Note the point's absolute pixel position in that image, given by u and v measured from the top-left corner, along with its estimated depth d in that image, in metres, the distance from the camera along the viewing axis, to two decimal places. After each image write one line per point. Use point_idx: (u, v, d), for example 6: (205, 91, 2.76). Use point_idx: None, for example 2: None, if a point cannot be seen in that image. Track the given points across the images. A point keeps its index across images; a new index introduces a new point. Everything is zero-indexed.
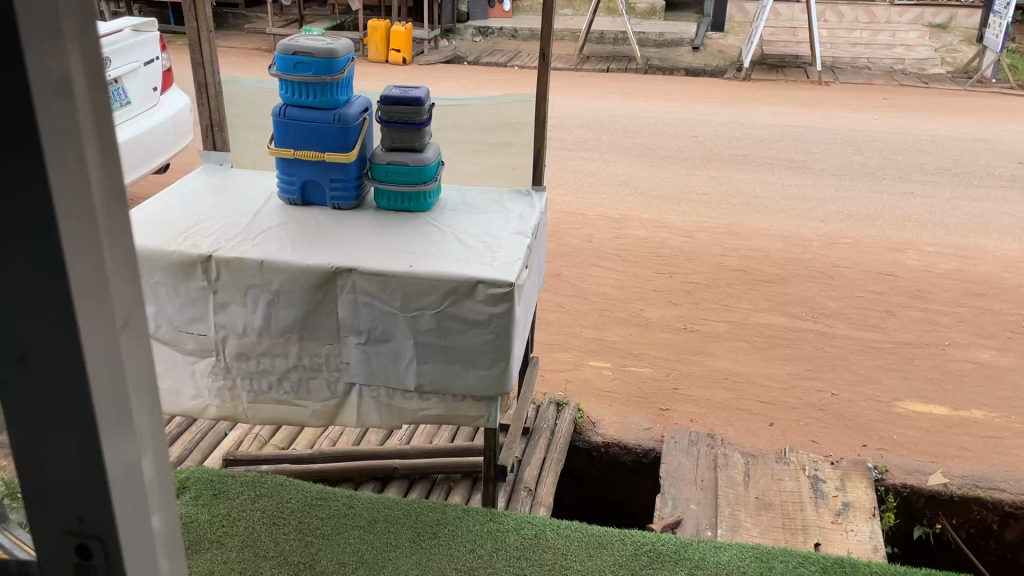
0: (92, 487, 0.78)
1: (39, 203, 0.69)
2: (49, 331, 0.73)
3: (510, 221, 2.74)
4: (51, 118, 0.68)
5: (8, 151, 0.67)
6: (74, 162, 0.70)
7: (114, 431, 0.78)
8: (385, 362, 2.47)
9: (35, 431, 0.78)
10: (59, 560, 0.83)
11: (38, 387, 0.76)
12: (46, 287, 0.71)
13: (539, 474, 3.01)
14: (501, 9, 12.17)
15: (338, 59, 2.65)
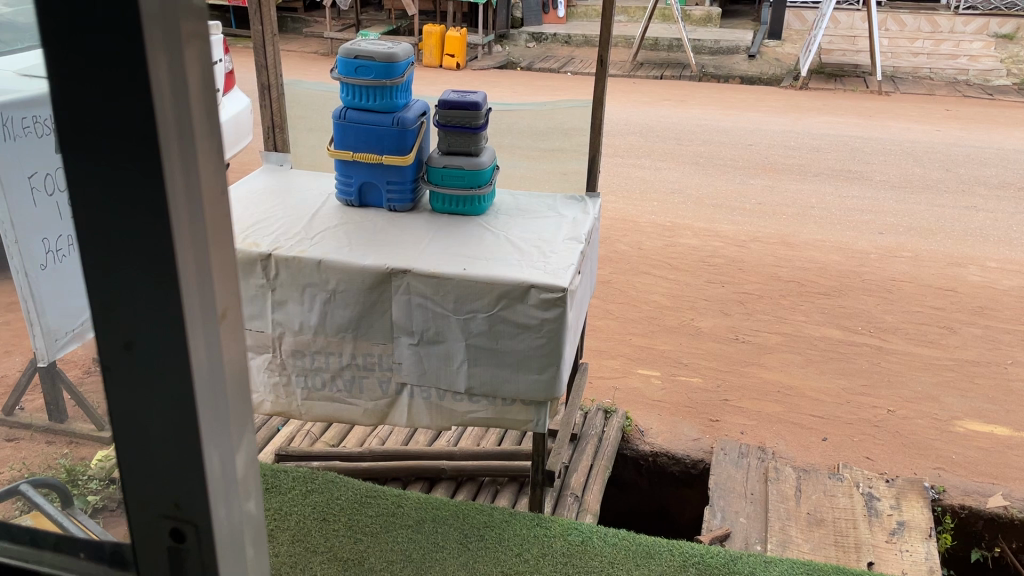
0: (190, 475, 0.81)
1: (156, 199, 0.71)
2: (157, 320, 0.75)
3: (563, 227, 2.74)
4: (170, 117, 0.70)
5: (130, 146, 0.69)
6: (188, 160, 0.72)
7: (211, 420, 0.80)
8: (437, 363, 2.50)
9: (138, 415, 0.80)
10: (154, 540, 0.86)
11: (143, 375, 0.78)
12: (157, 280, 0.73)
13: (586, 481, 3.00)
14: (555, 15, 12.16)
15: (398, 63, 2.68)
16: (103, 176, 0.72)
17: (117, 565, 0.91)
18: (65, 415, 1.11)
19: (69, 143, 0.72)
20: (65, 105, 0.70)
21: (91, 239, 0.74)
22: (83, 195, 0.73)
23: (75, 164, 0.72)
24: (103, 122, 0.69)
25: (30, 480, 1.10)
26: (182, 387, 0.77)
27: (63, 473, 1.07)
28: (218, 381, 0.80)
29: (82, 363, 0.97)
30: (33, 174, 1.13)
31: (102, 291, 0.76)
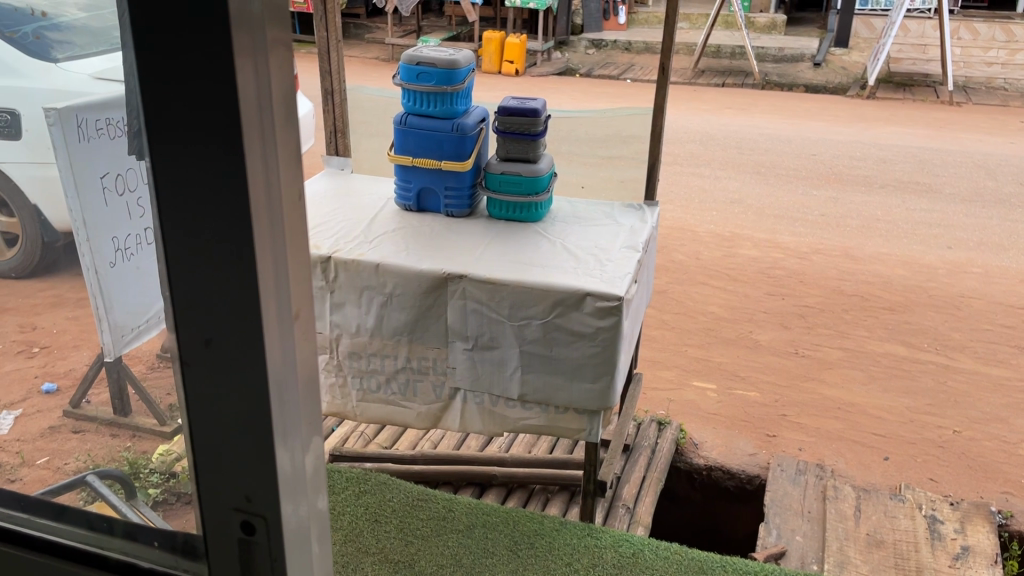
0: (263, 474, 0.80)
1: (239, 202, 0.70)
2: (234, 317, 0.74)
3: (621, 235, 2.72)
4: (256, 123, 0.69)
5: (214, 147, 0.69)
6: (270, 161, 0.71)
7: (283, 416, 0.79)
8: (491, 369, 2.50)
9: (211, 411, 0.79)
10: (224, 533, 0.85)
11: (220, 373, 0.77)
12: (236, 281, 0.73)
13: (638, 493, 2.98)
14: (615, 22, 12.09)
15: (459, 69, 2.70)
16: (184, 174, 0.71)
17: (188, 555, 0.91)
18: (130, 410, 1.07)
19: (155, 142, 0.71)
20: (152, 106, 0.69)
21: (171, 237, 0.74)
22: (166, 194, 0.72)
23: (160, 163, 0.71)
24: (190, 125, 0.69)
25: (97, 472, 1.05)
26: (257, 388, 0.77)
27: (125, 465, 1.04)
28: (290, 379, 0.79)
29: (146, 359, 1.00)
30: (106, 171, 1.02)
31: (181, 289, 0.75)
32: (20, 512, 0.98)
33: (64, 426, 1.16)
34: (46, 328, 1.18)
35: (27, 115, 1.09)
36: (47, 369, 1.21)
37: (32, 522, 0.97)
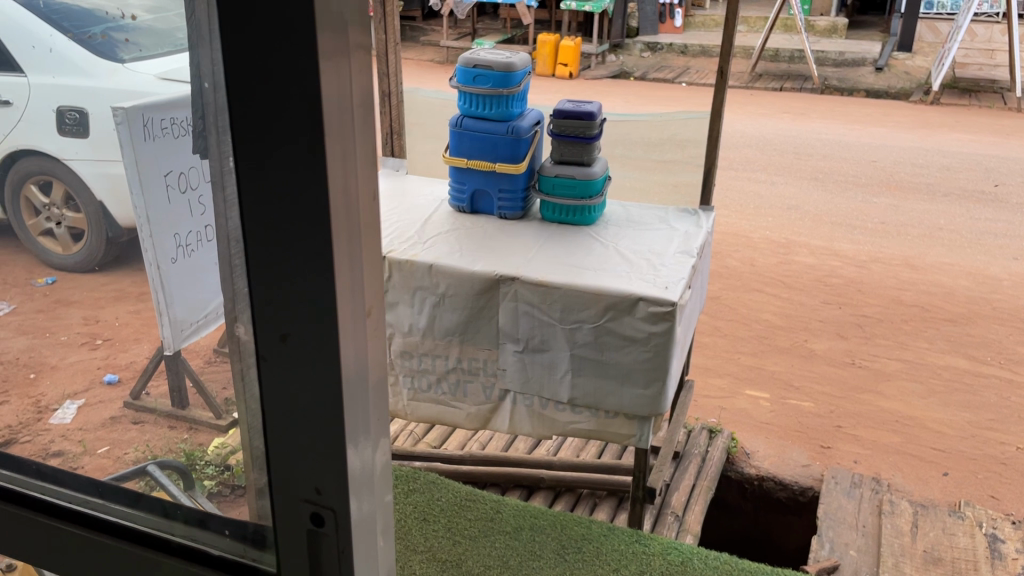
0: (333, 467, 0.80)
1: (320, 200, 0.71)
2: (310, 314, 0.74)
3: (674, 240, 2.70)
4: (336, 124, 0.69)
5: (296, 148, 0.69)
6: (348, 162, 0.72)
7: (353, 412, 0.79)
8: (541, 372, 2.50)
9: (286, 405, 0.79)
10: (293, 525, 0.84)
11: (295, 367, 0.77)
12: (314, 277, 0.73)
13: (687, 501, 2.94)
14: (672, 25, 11.97)
15: (515, 72, 2.71)
16: (267, 172, 0.71)
17: (254, 544, 0.92)
18: (189, 403, 1.00)
19: (240, 140, 0.71)
20: (239, 105, 0.70)
21: (253, 232, 0.74)
22: (250, 192, 0.73)
23: (244, 160, 0.72)
24: (273, 124, 0.69)
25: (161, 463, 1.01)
26: (331, 385, 0.77)
27: (181, 458, 1.00)
28: (361, 376, 0.79)
29: (204, 354, 0.97)
30: (168, 169, 0.92)
31: (260, 284, 0.76)
32: (96, 497, 0.98)
33: (125, 418, 1.06)
34: (108, 320, 1.08)
35: (93, 115, 0.99)
36: (108, 359, 1.08)
37: (106, 507, 0.97)
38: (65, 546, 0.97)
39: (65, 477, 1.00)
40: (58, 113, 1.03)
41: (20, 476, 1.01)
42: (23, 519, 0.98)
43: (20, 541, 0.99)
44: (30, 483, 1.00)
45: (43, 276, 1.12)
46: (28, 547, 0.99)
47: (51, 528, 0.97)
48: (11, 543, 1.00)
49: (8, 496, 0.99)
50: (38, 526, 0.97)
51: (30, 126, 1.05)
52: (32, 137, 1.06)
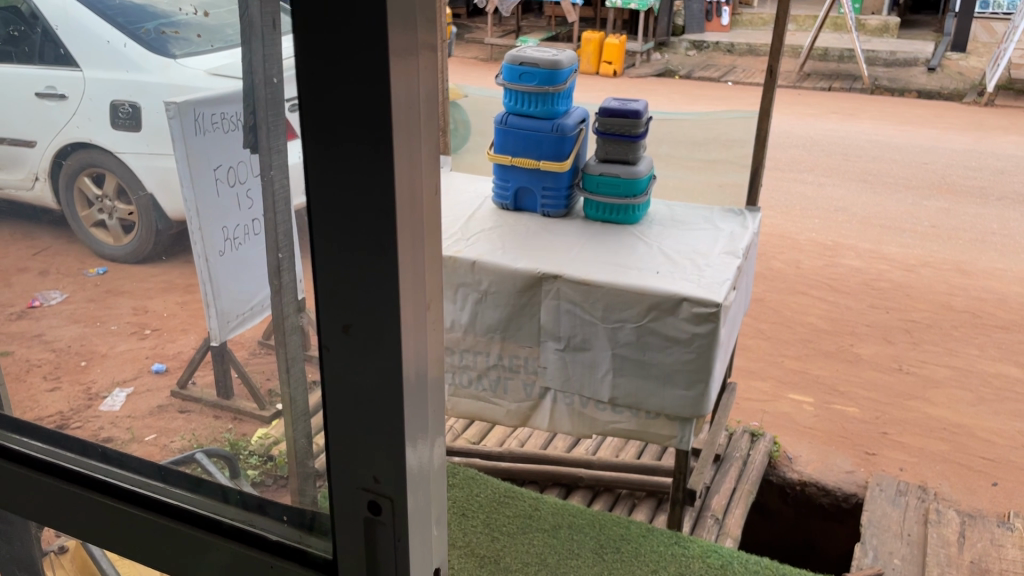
0: (392, 462, 0.77)
1: (386, 196, 0.68)
2: (374, 305, 0.72)
3: (719, 240, 2.68)
4: (404, 118, 0.67)
5: (363, 142, 0.67)
6: (414, 158, 0.69)
7: (415, 405, 0.76)
8: (582, 371, 2.49)
9: (345, 397, 0.77)
10: (350, 518, 0.81)
11: (357, 360, 0.74)
12: (378, 271, 0.70)
13: (728, 504, 2.92)
14: (718, 24, 11.85)
15: (561, 70, 2.70)
16: (335, 164, 0.69)
17: (310, 530, 0.90)
18: (234, 393, 0.96)
19: (309, 130, 0.69)
20: (309, 97, 0.68)
21: (317, 223, 0.72)
22: (317, 183, 0.70)
23: (312, 151, 0.70)
24: (340, 115, 0.67)
25: (205, 451, 0.97)
26: (392, 384, 0.74)
27: (226, 447, 0.96)
28: (422, 371, 0.76)
29: (245, 344, 0.93)
30: (219, 163, 0.88)
31: (324, 275, 0.73)
32: (159, 482, 0.98)
33: (171, 407, 0.99)
34: (157, 309, 0.99)
35: (149, 110, 0.88)
36: (156, 349, 0.99)
37: (169, 492, 0.96)
38: (127, 529, 0.96)
39: (129, 461, 1.00)
40: (111, 105, 0.90)
41: (84, 460, 1.01)
42: (86, 501, 0.98)
43: (84, 523, 0.99)
44: (94, 466, 1.00)
45: (95, 266, 1.02)
46: (92, 529, 0.99)
47: (114, 511, 0.96)
48: (75, 525, 1.00)
49: (72, 479, 0.99)
50: (102, 508, 0.97)
51: (83, 119, 0.93)
52: (84, 129, 0.93)
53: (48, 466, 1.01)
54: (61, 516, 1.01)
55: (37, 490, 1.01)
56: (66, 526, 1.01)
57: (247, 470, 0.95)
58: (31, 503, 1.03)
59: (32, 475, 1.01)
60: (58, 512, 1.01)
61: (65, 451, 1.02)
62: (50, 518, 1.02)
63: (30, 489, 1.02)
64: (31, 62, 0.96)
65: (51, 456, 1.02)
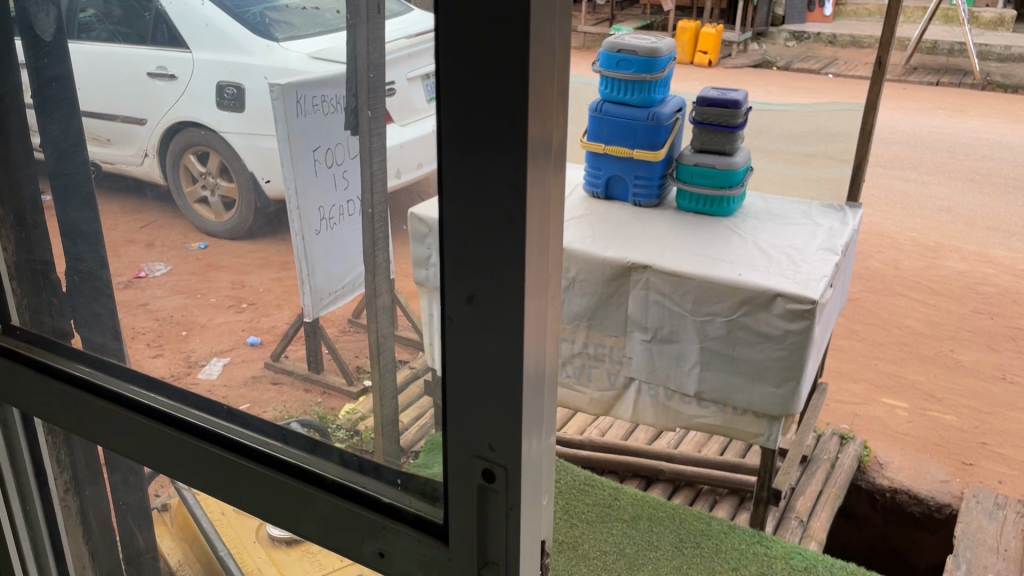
0: (510, 441, 0.66)
1: (521, 138, 0.56)
2: (499, 262, 0.60)
3: (817, 236, 2.60)
4: (542, 43, 0.55)
5: (498, 72, 0.55)
6: (551, 94, 0.57)
7: (535, 378, 0.65)
8: (668, 362, 2.47)
9: (462, 365, 0.66)
10: (459, 502, 0.71)
11: (479, 322, 0.63)
12: (508, 227, 0.59)
13: (813, 506, 2.85)
14: (821, 14, 11.42)
15: (660, 57, 2.66)
16: (467, 97, 0.57)
17: (428, 497, 0.79)
18: (323, 367, 0.91)
19: (443, 84, 0.59)
20: (445, 49, 0.57)
21: (445, 177, 0.61)
22: (446, 118, 0.59)
23: (444, 106, 0.59)
24: (476, 39, 0.55)
25: (300, 422, 0.89)
26: (513, 354, 0.63)
27: (317, 419, 0.89)
28: (542, 342, 0.65)
29: (336, 322, 0.88)
30: (317, 144, 0.81)
31: (448, 226, 0.62)
32: (280, 442, 0.89)
33: (264, 379, 0.94)
34: (253, 284, 0.93)
35: (252, 93, 0.84)
36: (253, 322, 0.95)
37: (287, 451, 0.88)
38: (257, 490, 0.88)
39: (254, 422, 0.91)
40: (217, 86, 0.86)
41: (211, 419, 0.93)
42: (217, 460, 0.90)
43: (215, 481, 0.92)
44: (221, 425, 0.92)
45: (197, 242, 0.97)
46: (221, 487, 0.92)
47: (244, 472, 0.89)
48: (197, 478, 0.93)
49: (203, 437, 0.92)
50: (234, 469, 0.89)
51: (194, 100, 0.88)
52: (190, 109, 0.89)
53: (178, 421, 0.94)
54: (189, 473, 0.94)
55: (165, 445, 0.94)
56: (194, 482, 0.94)
57: (334, 444, 0.86)
58: (152, 455, 0.96)
59: (159, 428, 0.94)
60: (186, 468, 0.94)
61: (193, 408, 0.95)
62: (169, 468, 0.96)
63: (145, 439, 0.95)
64: (141, 43, 0.90)
65: (180, 411, 0.95)
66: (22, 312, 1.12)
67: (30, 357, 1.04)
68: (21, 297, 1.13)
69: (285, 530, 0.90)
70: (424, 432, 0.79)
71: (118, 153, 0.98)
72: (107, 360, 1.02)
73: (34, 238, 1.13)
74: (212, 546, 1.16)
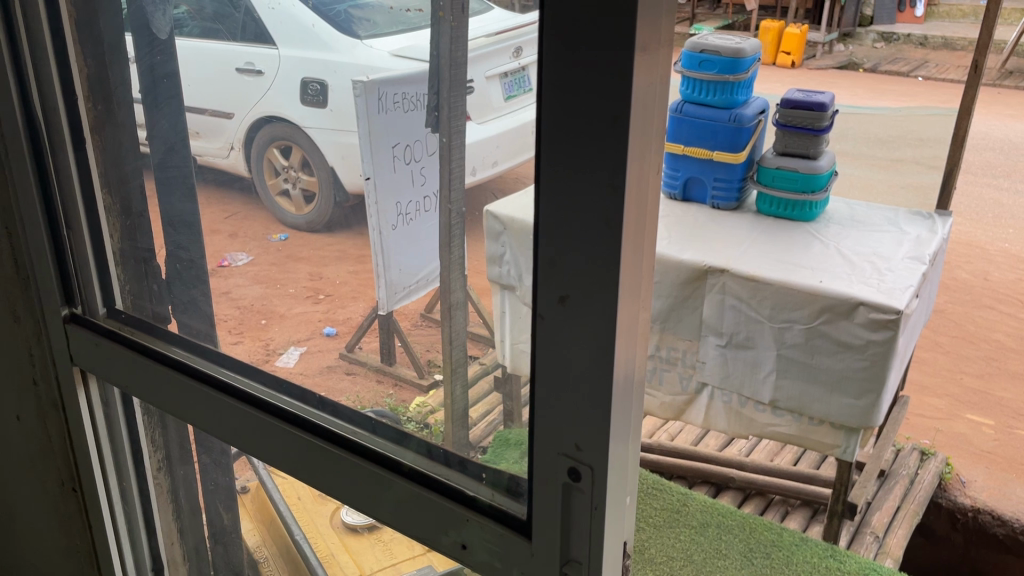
0: (598, 441, 0.66)
1: (620, 141, 0.56)
2: (594, 264, 0.60)
3: (903, 244, 2.52)
4: (644, 47, 0.54)
5: (603, 74, 0.55)
6: (651, 97, 0.57)
7: (624, 380, 0.65)
8: (743, 369, 2.43)
9: (553, 362, 0.66)
10: (544, 498, 0.71)
11: (570, 320, 0.63)
12: (603, 229, 0.59)
13: (890, 522, 2.77)
14: (911, 15, 11.01)
15: (744, 58, 2.62)
16: (568, 99, 0.57)
17: (509, 493, 0.78)
18: (395, 360, 0.90)
19: (546, 83, 0.59)
20: (550, 53, 0.58)
21: (544, 177, 0.61)
22: (547, 118, 0.59)
23: (547, 105, 0.59)
24: (580, 41, 0.55)
25: (377, 412, 0.91)
26: (604, 356, 0.63)
27: (388, 410, 0.90)
28: (632, 344, 0.65)
29: (408, 316, 0.88)
30: (397, 140, 0.82)
31: (542, 228, 0.63)
32: (369, 432, 0.90)
33: (339, 368, 0.95)
34: (330, 276, 0.96)
35: (334, 89, 0.86)
36: (330, 313, 0.96)
37: (375, 442, 0.89)
38: (345, 476, 0.90)
39: (343, 410, 0.93)
40: (302, 82, 0.90)
41: (304, 406, 0.96)
42: (307, 446, 0.93)
43: (305, 465, 0.95)
44: (311, 413, 0.95)
45: (277, 233, 0.99)
46: (311, 472, 0.94)
47: (332, 458, 0.91)
48: (285, 460, 0.96)
49: (294, 423, 0.94)
50: (323, 456, 0.91)
51: (278, 95, 0.93)
52: (277, 103, 0.93)
53: (270, 407, 0.97)
54: (280, 456, 0.97)
55: (258, 429, 0.97)
56: (282, 464, 0.97)
57: (405, 438, 0.88)
58: (242, 437, 1.00)
59: (253, 414, 0.97)
60: (277, 452, 0.97)
61: (285, 395, 0.97)
62: (258, 449, 0.99)
63: (237, 421, 0.99)
64: (232, 38, 0.94)
65: (273, 399, 0.97)
66: (124, 297, 1.14)
67: (131, 338, 1.08)
68: (124, 283, 1.14)
69: (367, 515, 0.92)
70: (491, 429, 0.80)
71: (206, 146, 1.01)
72: (203, 346, 1.06)
73: (140, 227, 1.14)
74: (289, 530, 1.19)
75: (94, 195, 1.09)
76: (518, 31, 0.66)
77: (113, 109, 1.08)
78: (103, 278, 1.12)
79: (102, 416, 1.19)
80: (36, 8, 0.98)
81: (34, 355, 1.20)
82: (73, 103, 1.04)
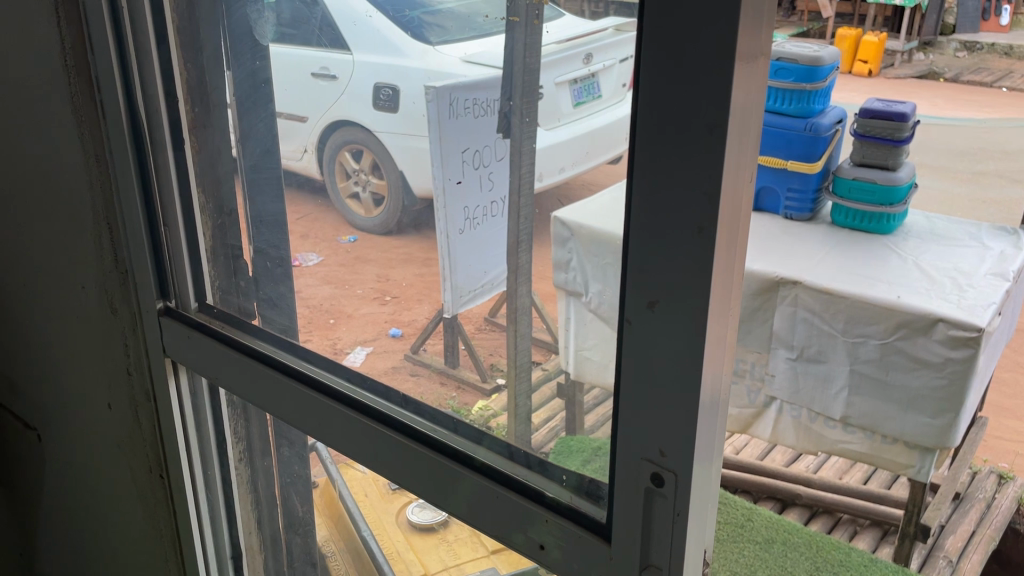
0: (682, 448, 0.66)
1: (718, 148, 0.56)
2: (687, 267, 0.60)
3: (986, 259, 2.44)
4: (743, 56, 0.54)
5: (700, 82, 0.55)
6: (747, 107, 0.57)
7: (711, 387, 0.64)
8: (814, 383, 2.38)
9: (639, 366, 0.66)
10: (624, 501, 0.71)
11: (659, 323, 0.63)
12: (697, 234, 0.59)
13: (964, 547, 2.67)
14: (995, 23, 10.64)
15: (822, 67, 2.56)
16: (664, 105, 0.58)
17: (587, 495, 0.77)
18: (457, 363, 0.92)
19: (644, 87, 0.59)
20: (647, 63, 0.58)
21: (639, 181, 0.61)
22: (644, 122, 0.59)
23: (643, 109, 0.59)
24: (679, 48, 0.55)
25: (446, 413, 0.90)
26: (692, 362, 0.62)
27: (449, 412, 0.91)
28: (720, 352, 0.64)
29: (471, 319, 0.90)
30: (466, 145, 0.83)
31: (636, 228, 0.62)
32: (449, 431, 0.89)
33: (403, 369, 0.96)
34: (397, 279, 0.99)
35: (406, 94, 0.88)
36: (396, 315, 1.00)
37: (451, 440, 0.88)
38: (422, 473, 0.89)
39: (424, 408, 0.92)
40: (374, 87, 0.92)
41: (386, 402, 0.95)
42: (386, 441, 0.92)
43: (383, 460, 0.94)
44: (395, 411, 0.94)
45: (348, 235, 1.03)
46: (388, 467, 0.94)
47: (411, 454, 0.90)
48: (360, 453, 0.96)
49: (373, 418, 0.93)
50: (401, 453, 0.91)
51: (350, 99, 0.95)
52: (349, 108, 0.96)
53: (353, 402, 0.96)
54: (359, 451, 0.96)
55: (337, 423, 0.97)
56: (358, 457, 0.97)
57: (462, 437, 0.88)
58: (319, 428, 1.01)
59: (334, 407, 0.97)
60: (357, 446, 0.96)
61: (371, 393, 0.96)
62: (334, 441, 0.99)
63: (315, 414, 1.00)
64: (307, 44, 0.97)
65: (357, 394, 0.97)
66: (214, 292, 1.18)
67: (219, 330, 1.12)
68: (214, 278, 1.18)
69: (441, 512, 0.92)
70: (552, 434, 0.81)
71: (285, 147, 1.07)
72: (290, 340, 1.08)
73: (229, 226, 1.18)
74: (357, 524, 1.20)
75: (190, 194, 1.13)
76: (588, 39, 0.69)
77: (207, 111, 1.12)
78: (196, 273, 1.16)
79: (190, 406, 1.23)
80: (143, 17, 1.02)
81: (128, 346, 1.25)
82: (173, 107, 1.08)
